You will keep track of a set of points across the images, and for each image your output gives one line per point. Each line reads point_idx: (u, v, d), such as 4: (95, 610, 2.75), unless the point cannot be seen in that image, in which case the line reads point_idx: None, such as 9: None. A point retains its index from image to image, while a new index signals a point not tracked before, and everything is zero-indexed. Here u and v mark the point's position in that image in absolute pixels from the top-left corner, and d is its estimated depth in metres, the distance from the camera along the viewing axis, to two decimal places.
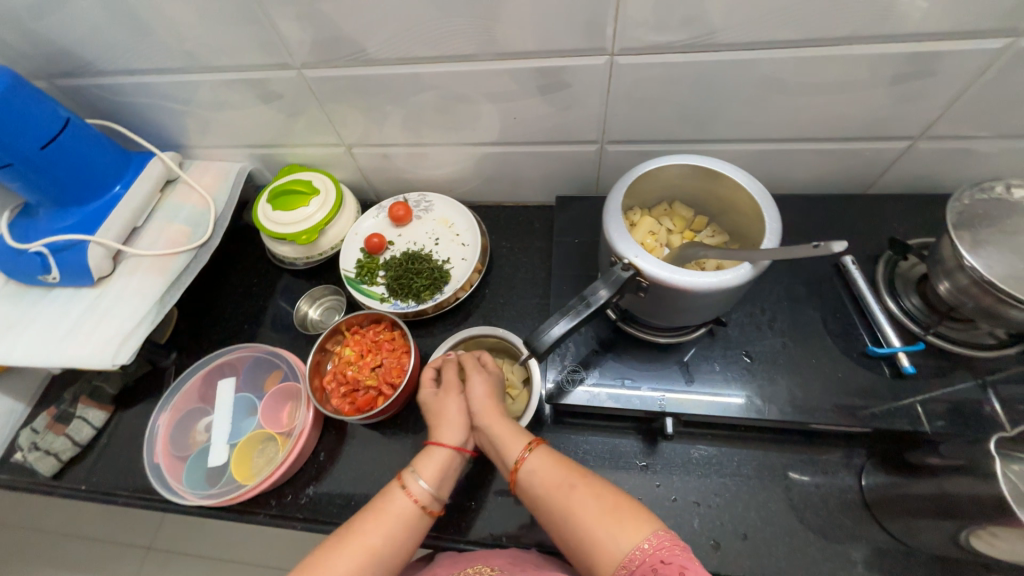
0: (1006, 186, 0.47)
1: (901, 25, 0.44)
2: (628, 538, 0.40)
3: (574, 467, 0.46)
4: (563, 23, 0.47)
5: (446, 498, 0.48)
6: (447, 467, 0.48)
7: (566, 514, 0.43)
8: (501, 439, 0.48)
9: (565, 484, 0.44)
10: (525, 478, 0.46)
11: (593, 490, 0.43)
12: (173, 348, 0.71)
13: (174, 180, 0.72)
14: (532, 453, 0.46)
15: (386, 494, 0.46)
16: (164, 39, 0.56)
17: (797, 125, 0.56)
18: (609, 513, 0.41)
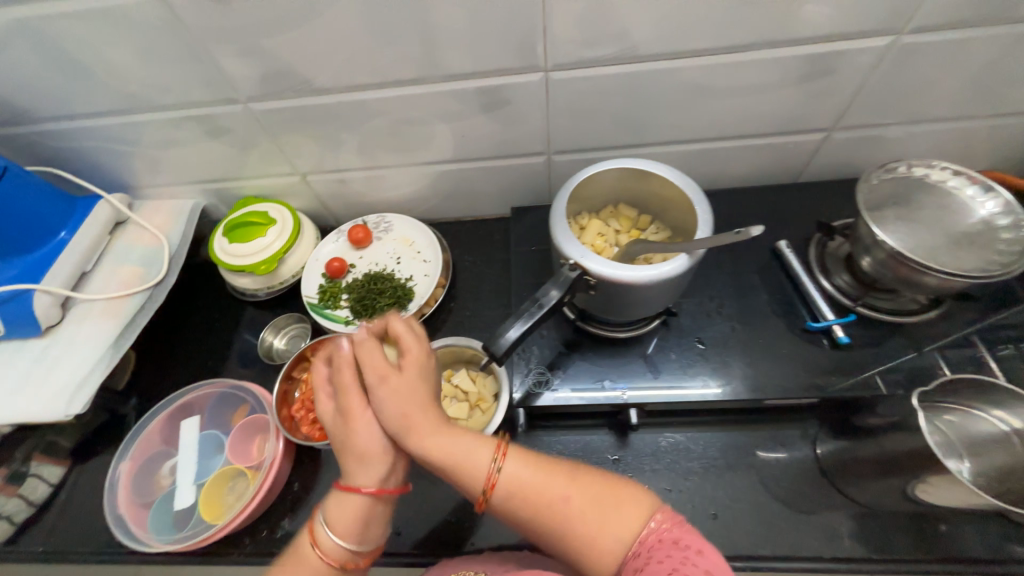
0: (907, 165, 0.50)
1: (796, 30, 0.49)
2: (629, 534, 0.39)
3: (558, 469, 0.42)
4: (496, 45, 0.50)
5: (373, 534, 0.44)
6: (364, 514, 0.43)
7: (559, 524, 0.40)
8: (457, 459, 0.41)
9: (557, 492, 0.41)
10: (501, 495, 0.41)
11: (588, 491, 0.41)
12: (132, 394, 0.69)
13: (123, 222, 0.71)
14: (505, 466, 0.41)
15: (300, 553, 0.43)
16: (105, 82, 0.56)
17: (724, 124, 0.60)
18: (608, 511, 0.40)
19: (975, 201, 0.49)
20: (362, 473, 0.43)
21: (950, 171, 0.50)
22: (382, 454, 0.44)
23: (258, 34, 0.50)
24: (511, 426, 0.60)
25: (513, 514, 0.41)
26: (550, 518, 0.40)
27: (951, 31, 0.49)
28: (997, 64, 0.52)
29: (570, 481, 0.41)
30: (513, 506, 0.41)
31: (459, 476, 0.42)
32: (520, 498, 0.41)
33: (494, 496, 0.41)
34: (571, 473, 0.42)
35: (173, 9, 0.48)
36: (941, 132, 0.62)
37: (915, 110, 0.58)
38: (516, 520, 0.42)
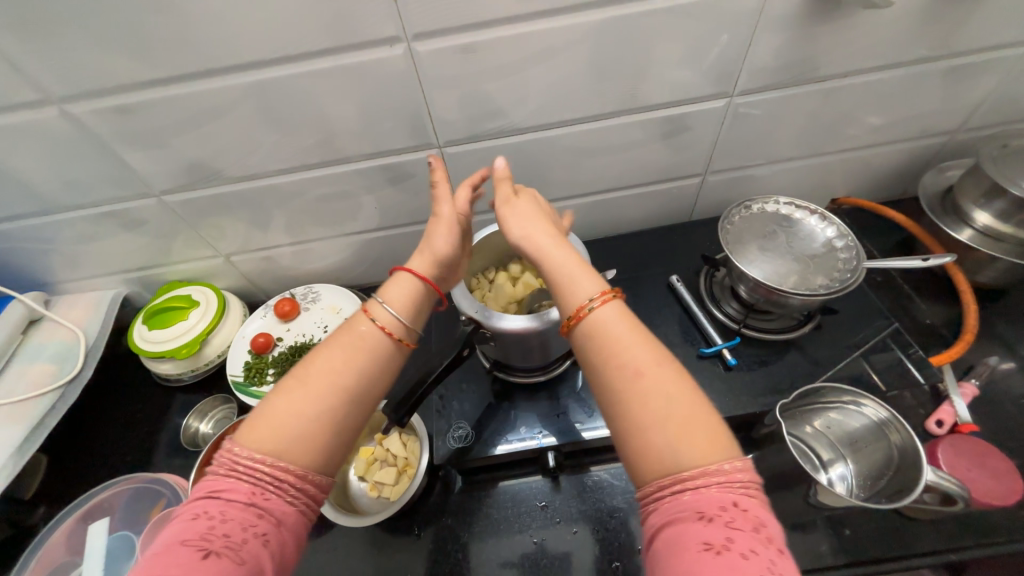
0: (747, 206, 0.62)
1: (646, 99, 0.57)
2: (704, 441, 0.32)
3: (659, 349, 0.36)
4: (391, 129, 0.57)
5: (416, 334, 0.44)
6: (419, 298, 0.44)
7: (636, 396, 0.34)
8: (564, 278, 0.41)
9: (646, 362, 0.35)
10: (587, 329, 0.38)
11: (680, 383, 0.34)
12: (40, 502, 0.65)
13: (38, 320, 0.70)
14: (605, 310, 0.38)
15: (352, 321, 0.41)
16: (13, 188, 0.58)
17: (610, 177, 0.68)
18: (687, 412, 0.33)
19: (817, 227, 0.60)
20: (418, 265, 0.46)
21: (793, 206, 0.62)
22: (436, 271, 0.47)
23: (164, 136, 0.54)
24: (446, 484, 0.60)
25: (588, 355, 0.38)
26: (624, 382, 0.35)
27: (773, 91, 0.59)
28: (819, 113, 0.63)
29: (665, 366, 0.35)
30: (593, 348, 0.37)
31: (561, 292, 0.41)
32: (601, 344, 0.37)
33: (584, 324, 0.38)
34: (668, 362, 0.36)
35: (80, 120, 0.51)
36: (797, 169, 0.72)
37: (768, 153, 0.68)
38: (589, 365, 0.38)
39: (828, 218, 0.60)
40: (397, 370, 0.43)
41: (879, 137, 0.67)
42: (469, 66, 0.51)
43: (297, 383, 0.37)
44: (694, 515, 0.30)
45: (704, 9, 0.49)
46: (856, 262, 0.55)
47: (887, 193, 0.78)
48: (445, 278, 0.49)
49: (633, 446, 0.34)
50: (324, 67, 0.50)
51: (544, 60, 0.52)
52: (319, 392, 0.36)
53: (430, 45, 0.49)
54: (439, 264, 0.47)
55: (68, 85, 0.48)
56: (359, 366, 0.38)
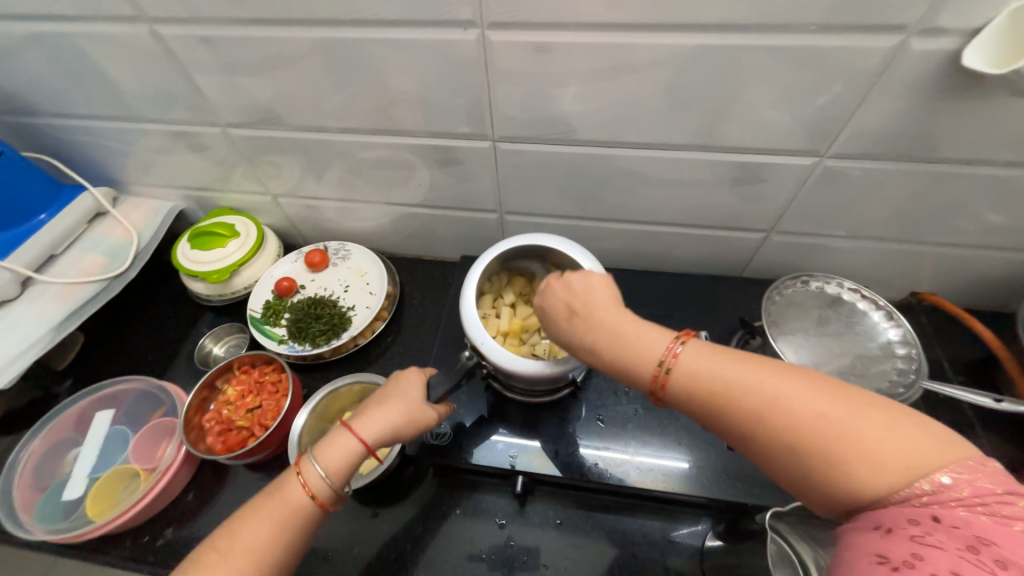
0: (806, 280, 0.57)
1: (724, 139, 0.52)
2: (881, 455, 0.30)
3: (766, 366, 0.35)
4: (450, 112, 0.55)
5: (340, 494, 0.44)
6: (354, 461, 0.44)
7: (782, 437, 0.33)
8: (626, 339, 0.39)
9: (770, 394, 0.34)
10: (679, 386, 0.37)
11: (815, 397, 0.33)
12: (68, 376, 0.72)
13: (103, 214, 0.76)
14: (687, 350, 0.37)
15: (283, 480, 0.43)
16: (104, 91, 0.62)
17: (664, 211, 0.63)
18: (841, 424, 0.32)
19: (880, 325, 0.54)
20: (363, 424, 0.46)
21: (859, 292, 0.56)
22: (384, 434, 0.46)
23: (238, 73, 0.56)
24: (418, 471, 0.61)
25: (699, 416, 0.37)
26: (759, 424, 0.34)
27: (872, 161, 0.52)
28: (922, 197, 0.54)
29: (791, 384, 0.34)
30: (703, 405, 0.36)
31: (626, 364, 0.39)
32: (710, 399, 0.36)
33: (677, 384, 0.37)
34: (785, 374, 0.34)
35: (167, 41, 0.54)
36: (878, 252, 0.64)
37: (849, 227, 0.60)
38: (708, 425, 0.37)
39: (896, 319, 0.53)
40: (313, 533, 0.44)
41: (991, 239, 0.58)
42: (541, 66, 0.48)
43: (233, 540, 0.40)
44: (905, 539, 0.28)
45: (816, 56, 0.43)
46: (913, 376, 0.49)
47: (980, 302, 0.68)
48: (400, 436, 0.47)
49: (823, 487, 0.32)
50: (397, 39, 0.49)
51: (621, 75, 0.48)
52: (234, 568, 0.39)
53: (505, 37, 0.46)
54: (388, 428, 0.46)
55: (162, 8, 0.50)
56: (282, 540, 0.41)
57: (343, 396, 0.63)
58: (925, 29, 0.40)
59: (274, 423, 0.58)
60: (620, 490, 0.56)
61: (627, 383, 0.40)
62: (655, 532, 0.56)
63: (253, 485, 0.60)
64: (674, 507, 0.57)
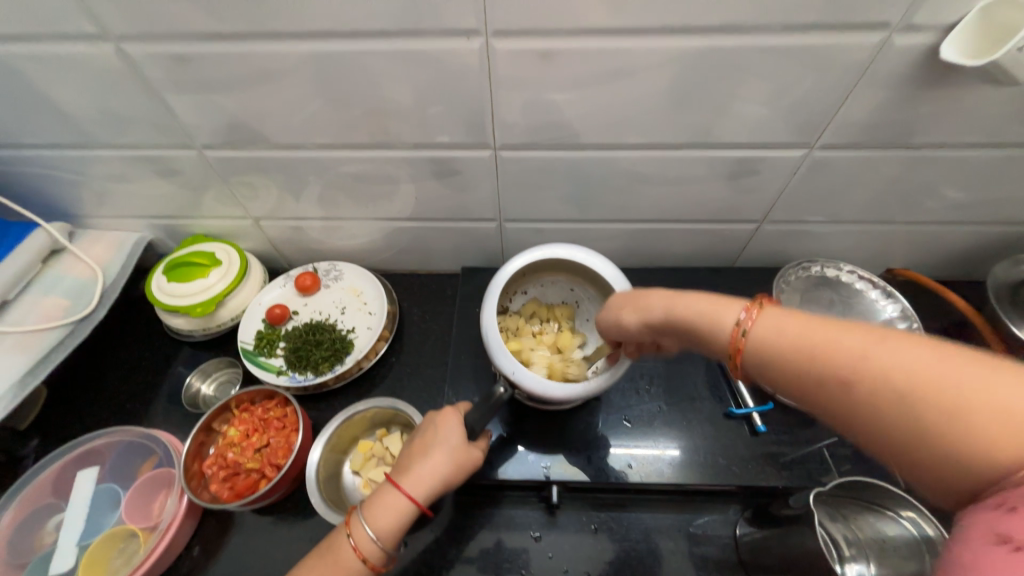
0: (818, 266, 0.64)
1: (721, 136, 0.54)
2: (1004, 417, 0.27)
3: (842, 327, 0.33)
4: (449, 122, 0.54)
5: (391, 551, 0.45)
6: (405, 518, 0.44)
7: (867, 406, 0.31)
8: (697, 318, 0.41)
9: (855, 355, 0.32)
10: (756, 353, 0.37)
11: (916, 355, 0.30)
12: (35, 435, 0.65)
13: (59, 251, 0.69)
14: (762, 319, 0.37)
15: (332, 540, 0.44)
16: (56, 117, 0.56)
17: (663, 209, 0.65)
18: (953, 392, 0.29)
19: (879, 303, 0.61)
20: (411, 481, 0.45)
21: (856, 275, 0.63)
22: (433, 487, 0.45)
23: (215, 91, 0.52)
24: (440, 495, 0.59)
25: (784, 386, 0.36)
26: (843, 391, 0.32)
27: (855, 150, 0.55)
28: (899, 181, 0.58)
29: (886, 347, 0.31)
30: (784, 374, 0.35)
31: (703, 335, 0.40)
32: (792, 367, 0.34)
33: (755, 351, 0.37)
34: (864, 337, 0.32)
35: (133, 61, 0.49)
36: (860, 233, 0.68)
37: (834, 212, 0.64)
38: (793, 396, 0.35)
39: (893, 296, 0.61)
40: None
41: (957, 215, 0.63)
42: (543, 72, 0.48)
43: None
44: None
45: (806, 55, 0.45)
46: None
47: (949, 272, 0.74)
48: (450, 484, 0.47)
49: (929, 463, 0.30)
50: (391, 49, 0.47)
51: (622, 78, 0.48)
52: None
53: (507, 44, 0.46)
54: (434, 483, 0.45)
55: (127, 25, 0.46)
56: None
57: (355, 423, 0.60)
58: (906, 26, 0.42)
59: (287, 461, 0.55)
60: (649, 488, 0.57)
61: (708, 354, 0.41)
62: (688, 525, 0.57)
63: (267, 530, 0.56)
64: (703, 498, 0.58)
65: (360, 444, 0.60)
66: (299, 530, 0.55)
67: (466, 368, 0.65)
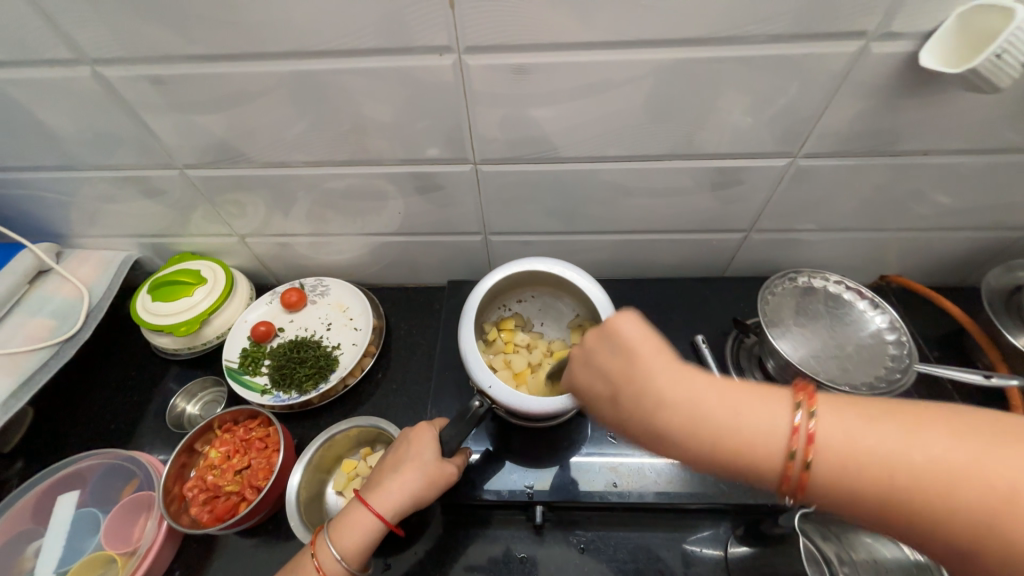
0: (801, 276, 0.63)
1: (703, 147, 0.53)
2: None
3: (869, 420, 0.31)
4: (428, 138, 0.54)
5: (359, 570, 0.44)
6: (372, 536, 0.44)
7: (934, 507, 0.28)
8: (727, 422, 0.33)
9: (928, 464, 0.28)
10: (812, 465, 0.31)
11: (994, 456, 0.27)
12: (19, 457, 0.64)
13: (46, 272, 0.70)
14: (819, 424, 0.31)
15: (299, 559, 0.44)
16: (39, 140, 0.56)
17: (648, 219, 0.64)
18: (1010, 477, 0.26)
19: (866, 313, 0.60)
20: (379, 499, 0.45)
21: (844, 285, 0.62)
22: (401, 506, 0.45)
23: (195, 112, 0.52)
24: (424, 514, 0.58)
25: (850, 505, 0.31)
26: (911, 497, 0.28)
27: (840, 158, 0.54)
28: (887, 189, 0.58)
29: (923, 436, 0.29)
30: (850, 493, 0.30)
31: (739, 453, 0.32)
32: (855, 482, 0.30)
33: (819, 468, 0.30)
34: (892, 427, 0.30)
35: (112, 84, 0.50)
36: (851, 241, 0.67)
37: (822, 220, 0.63)
38: (863, 516, 0.30)
39: (880, 306, 0.60)
40: None
41: (948, 221, 0.61)
42: (520, 88, 0.48)
43: None
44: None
45: (785, 65, 0.45)
46: (907, 359, 0.55)
47: (943, 278, 0.72)
48: (421, 501, 0.46)
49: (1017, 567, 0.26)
50: (367, 68, 0.47)
51: (600, 92, 0.48)
52: None
53: (482, 60, 0.45)
54: (401, 500, 0.45)
55: (105, 50, 0.46)
56: None
57: (338, 443, 0.59)
58: (884, 34, 0.42)
59: (267, 483, 0.54)
60: (636, 506, 0.55)
61: (748, 475, 0.33)
62: (676, 543, 0.56)
63: (248, 553, 0.55)
64: (693, 515, 0.57)
65: (344, 464, 0.59)
66: (279, 554, 0.55)
67: (452, 384, 0.64)
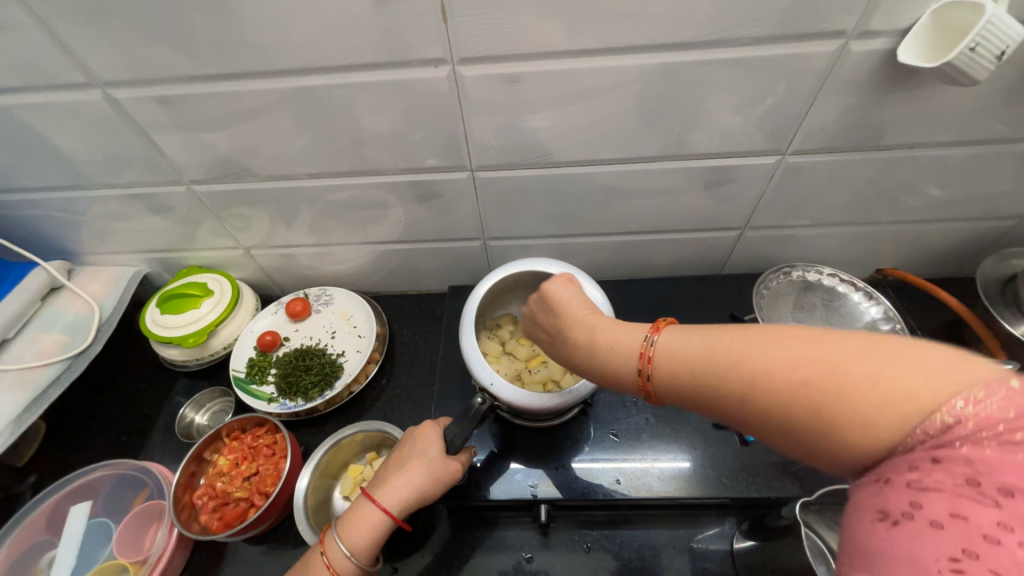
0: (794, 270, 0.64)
1: (693, 148, 0.55)
2: (878, 398, 0.28)
3: (731, 337, 0.33)
4: (427, 147, 0.56)
5: (367, 566, 0.45)
6: (379, 532, 0.45)
7: (770, 409, 0.31)
8: (607, 347, 0.39)
9: (754, 365, 0.31)
10: (665, 374, 0.36)
11: (803, 354, 0.30)
12: (32, 471, 0.66)
13: (57, 289, 0.72)
14: (661, 341, 0.36)
15: (308, 559, 0.45)
16: (51, 161, 0.59)
17: (644, 220, 0.65)
18: (831, 377, 0.29)
19: (862, 305, 0.61)
20: (385, 494, 0.46)
21: (838, 278, 0.63)
22: (408, 500, 0.46)
23: (200, 129, 0.54)
24: (429, 516, 0.58)
25: (692, 403, 0.36)
26: (749, 399, 0.32)
27: (828, 154, 0.55)
28: (877, 183, 0.59)
29: (769, 346, 0.31)
30: (693, 393, 0.35)
31: (612, 367, 0.39)
32: (700, 389, 0.34)
33: (662, 369, 0.36)
34: (741, 341, 0.33)
35: (121, 105, 0.52)
36: (845, 235, 0.67)
37: (814, 215, 0.64)
38: (705, 412, 0.35)
39: (875, 297, 0.60)
40: None
41: (940, 212, 0.62)
42: (514, 95, 0.50)
43: None
44: (902, 483, 0.26)
45: (768, 66, 0.46)
46: None
47: (938, 270, 0.73)
48: (428, 496, 0.47)
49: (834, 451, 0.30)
50: (365, 81, 0.49)
51: (591, 97, 0.49)
52: None
53: (475, 71, 0.47)
54: (408, 494, 0.46)
55: (115, 73, 0.49)
56: None
57: (344, 448, 0.60)
58: (861, 33, 0.43)
59: (275, 489, 0.55)
60: (642, 503, 0.56)
61: (619, 385, 0.39)
62: (682, 540, 0.56)
63: (257, 560, 0.56)
64: (698, 511, 0.57)
65: (350, 469, 0.60)
66: (287, 560, 0.55)
67: (454, 387, 0.65)
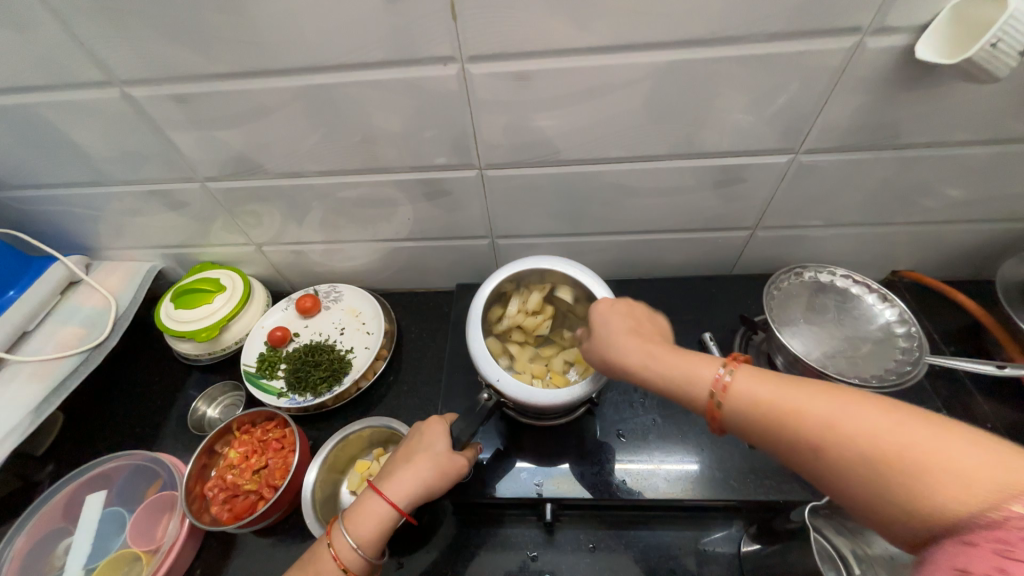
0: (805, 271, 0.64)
1: (704, 147, 0.54)
2: (952, 471, 0.29)
3: (811, 390, 0.36)
4: (435, 145, 0.56)
5: (373, 559, 0.45)
6: (385, 525, 0.45)
7: (834, 460, 0.33)
8: (678, 376, 0.42)
9: (825, 416, 0.34)
10: (733, 408, 0.38)
11: (877, 415, 0.32)
12: (50, 460, 0.67)
13: (75, 284, 0.74)
14: (736, 378, 0.39)
15: (315, 551, 0.45)
16: (71, 158, 0.60)
17: (653, 218, 0.65)
18: (905, 442, 0.31)
19: (876, 307, 0.60)
20: (391, 488, 0.46)
21: (851, 279, 0.62)
22: (414, 495, 0.46)
23: (214, 127, 0.55)
24: (435, 513, 0.59)
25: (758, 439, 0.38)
26: (817, 449, 0.34)
27: (842, 153, 0.54)
28: (892, 183, 0.57)
29: (848, 405, 0.34)
30: (763, 432, 0.37)
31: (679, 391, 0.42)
32: (771, 427, 0.36)
33: (730, 406, 0.39)
34: (819, 396, 0.35)
35: (138, 102, 0.53)
36: (859, 236, 0.66)
37: (827, 215, 0.63)
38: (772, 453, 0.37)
39: (890, 299, 0.59)
40: None
41: (958, 214, 0.61)
42: (522, 93, 0.50)
43: None
44: (988, 550, 0.25)
45: (781, 63, 0.45)
46: (917, 353, 0.54)
47: (955, 272, 0.72)
48: (434, 491, 0.47)
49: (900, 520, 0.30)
50: (375, 79, 0.49)
51: (601, 95, 0.49)
52: None
53: (484, 68, 0.47)
54: (414, 488, 0.46)
55: (133, 71, 0.50)
56: None
57: (352, 443, 0.61)
58: (877, 29, 0.42)
59: (284, 482, 0.56)
60: (647, 504, 0.55)
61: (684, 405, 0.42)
62: (689, 542, 0.55)
63: (265, 552, 0.56)
64: (705, 514, 0.57)
65: (357, 464, 0.61)
66: (295, 552, 0.56)
67: (461, 385, 0.65)
